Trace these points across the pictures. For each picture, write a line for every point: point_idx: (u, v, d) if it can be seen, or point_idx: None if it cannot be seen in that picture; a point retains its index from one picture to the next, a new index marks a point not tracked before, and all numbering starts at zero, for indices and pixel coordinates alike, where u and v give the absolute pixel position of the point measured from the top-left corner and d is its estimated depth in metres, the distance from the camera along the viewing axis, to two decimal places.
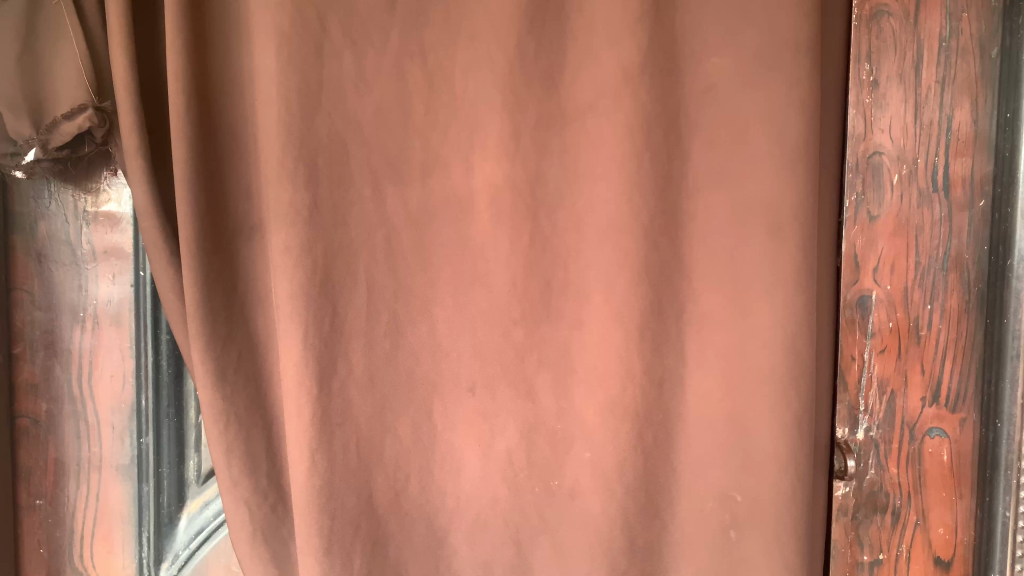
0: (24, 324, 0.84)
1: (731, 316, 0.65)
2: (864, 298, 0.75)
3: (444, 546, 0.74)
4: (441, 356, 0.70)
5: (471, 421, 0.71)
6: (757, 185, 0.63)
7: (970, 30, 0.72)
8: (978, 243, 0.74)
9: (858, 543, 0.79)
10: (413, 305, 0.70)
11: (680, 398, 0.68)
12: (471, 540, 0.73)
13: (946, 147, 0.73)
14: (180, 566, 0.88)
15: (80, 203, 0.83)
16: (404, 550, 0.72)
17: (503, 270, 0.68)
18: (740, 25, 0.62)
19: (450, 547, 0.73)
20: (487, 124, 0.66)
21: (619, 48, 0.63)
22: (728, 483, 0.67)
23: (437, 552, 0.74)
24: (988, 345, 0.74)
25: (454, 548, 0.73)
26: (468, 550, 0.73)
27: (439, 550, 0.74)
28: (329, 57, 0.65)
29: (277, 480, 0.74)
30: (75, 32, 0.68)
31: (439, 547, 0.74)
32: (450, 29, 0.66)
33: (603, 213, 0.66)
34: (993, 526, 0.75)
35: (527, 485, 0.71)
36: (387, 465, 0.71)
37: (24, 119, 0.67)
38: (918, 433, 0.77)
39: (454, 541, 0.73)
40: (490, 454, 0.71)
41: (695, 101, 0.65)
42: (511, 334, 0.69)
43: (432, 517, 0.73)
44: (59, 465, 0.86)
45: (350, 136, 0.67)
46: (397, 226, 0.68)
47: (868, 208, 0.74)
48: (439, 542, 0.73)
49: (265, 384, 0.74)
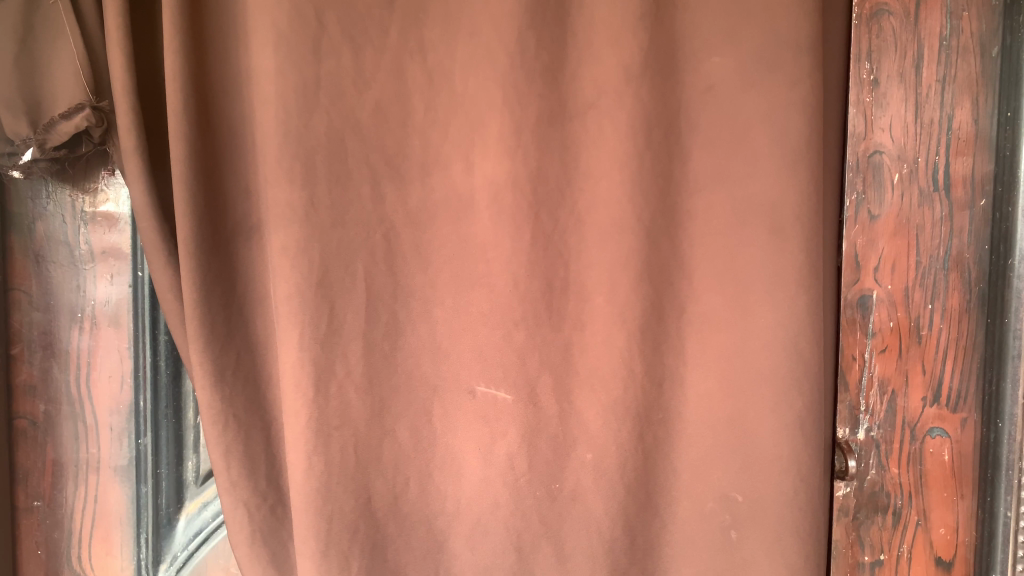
0: (22, 324, 0.84)
1: (732, 317, 0.65)
2: (864, 297, 0.75)
3: (444, 549, 0.73)
4: (441, 357, 0.70)
5: (472, 423, 0.71)
6: (757, 184, 0.63)
7: (971, 29, 0.72)
8: (978, 243, 0.73)
9: (859, 544, 0.79)
10: (413, 306, 0.69)
11: (680, 399, 0.68)
12: (472, 544, 0.72)
13: (946, 147, 0.73)
14: (179, 567, 0.87)
15: (78, 203, 0.83)
16: (403, 553, 0.72)
17: (503, 270, 0.67)
18: (740, 23, 0.62)
19: (450, 551, 0.73)
20: (486, 123, 0.66)
21: (619, 48, 0.63)
22: (730, 485, 0.66)
23: (438, 555, 0.73)
24: (989, 346, 0.74)
25: (454, 551, 0.73)
26: (468, 554, 0.73)
27: (439, 553, 0.73)
28: (327, 56, 0.65)
29: (276, 482, 0.74)
30: (72, 31, 0.68)
31: (440, 550, 0.73)
32: (449, 28, 0.66)
33: (603, 213, 0.66)
34: (994, 526, 0.74)
35: (528, 489, 0.71)
36: (387, 469, 0.70)
37: (22, 119, 0.67)
38: (919, 433, 0.77)
39: (455, 544, 0.73)
40: (491, 457, 0.71)
41: (695, 101, 0.65)
42: (513, 336, 0.68)
43: (433, 520, 0.73)
44: (57, 467, 0.86)
45: (347, 136, 0.66)
46: (397, 225, 0.68)
47: (868, 207, 0.74)
48: (439, 545, 0.73)
49: (265, 385, 0.74)
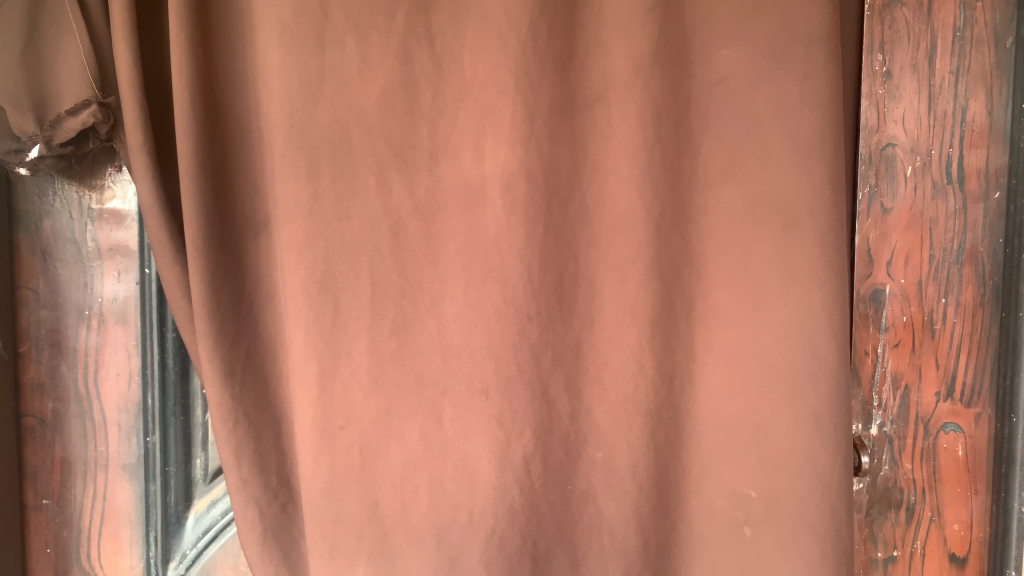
0: (28, 323, 0.83)
1: (745, 310, 0.64)
2: (878, 291, 0.75)
3: (456, 565, 0.69)
4: (452, 355, 0.67)
5: (483, 428, 0.67)
6: (768, 178, 0.62)
7: (985, 19, 0.71)
8: (992, 236, 0.72)
9: (872, 540, 0.79)
10: (421, 302, 0.67)
11: (692, 396, 0.68)
12: (487, 560, 0.69)
13: (960, 139, 0.72)
14: (188, 566, 0.87)
15: (84, 200, 0.82)
16: (413, 567, 0.69)
17: (516, 262, 0.65)
18: (750, 15, 0.61)
19: (464, 567, 0.69)
20: (498, 110, 0.64)
21: (630, 41, 0.63)
22: (744, 481, 0.66)
23: (449, 571, 0.69)
24: (1003, 339, 0.72)
25: (468, 568, 0.69)
26: (483, 569, 0.69)
27: (450, 569, 0.69)
28: (334, 50, 0.64)
29: (287, 481, 0.73)
30: (78, 26, 0.67)
31: (453, 567, 0.69)
32: (457, 17, 0.64)
33: (615, 208, 0.66)
34: (1010, 523, 0.73)
35: (543, 495, 0.69)
36: (396, 474, 0.68)
37: (28, 115, 0.66)
38: (932, 428, 0.76)
39: (469, 560, 0.69)
40: (507, 463, 0.67)
41: (706, 94, 0.64)
42: (527, 332, 0.66)
43: (444, 533, 0.69)
44: (66, 465, 0.86)
45: (353, 127, 0.65)
46: (405, 218, 0.66)
47: (881, 201, 0.74)
48: (452, 562, 0.69)
49: (274, 382, 0.73)
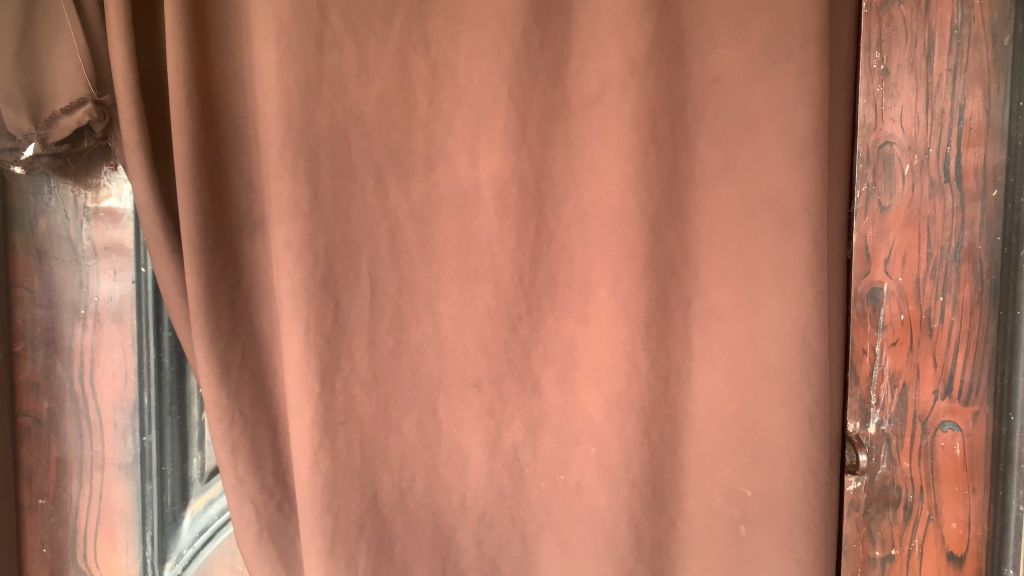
0: (24, 322, 0.83)
1: (743, 309, 0.64)
2: (875, 290, 0.75)
3: (451, 546, 0.72)
4: (446, 352, 0.68)
5: (477, 419, 0.69)
6: (765, 175, 0.62)
7: (982, 17, 0.71)
8: (990, 234, 0.72)
9: (870, 539, 0.78)
10: (418, 302, 0.67)
11: (689, 395, 0.67)
12: (478, 539, 0.71)
13: (957, 137, 0.72)
14: (185, 565, 0.87)
15: (80, 199, 0.82)
16: (410, 553, 0.71)
17: (510, 263, 0.66)
18: (747, 12, 0.61)
19: (457, 547, 0.72)
20: (495, 109, 0.64)
21: (629, 38, 0.62)
22: (740, 480, 0.66)
23: (445, 552, 0.72)
24: (1001, 338, 0.73)
25: (461, 547, 0.72)
26: (475, 548, 0.72)
27: (445, 550, 0.72)
28: (330, 48, 0.63)
29: (283, 479, 0.73)
30: (73, 24, 0.67)
31: (446, 549, 0.72)
32: (453, 16, 0.64)
33: (611, 206, 0.64)
34: (1008, 521, 0.74)
35: (533, 480, 0.70)
36: (393, 464, 0.69)
37: (23, 114, 0.66)
38: (930, 426, 0.76)
39: (462, 540, 0.71)
40: (497, 451, 0.70)
41: (703, 94, 0.64)
42: (517, 330, 0.67)
43: (440, 515, 0.71)
44: (61, 464, 0.85)
45: (350, 126, 0.65)
46: (402, 219, 0.66)
47: (879, 199, 0.73)
48: (445, 543, 0.71)
49: (269, 380, 0.73)
